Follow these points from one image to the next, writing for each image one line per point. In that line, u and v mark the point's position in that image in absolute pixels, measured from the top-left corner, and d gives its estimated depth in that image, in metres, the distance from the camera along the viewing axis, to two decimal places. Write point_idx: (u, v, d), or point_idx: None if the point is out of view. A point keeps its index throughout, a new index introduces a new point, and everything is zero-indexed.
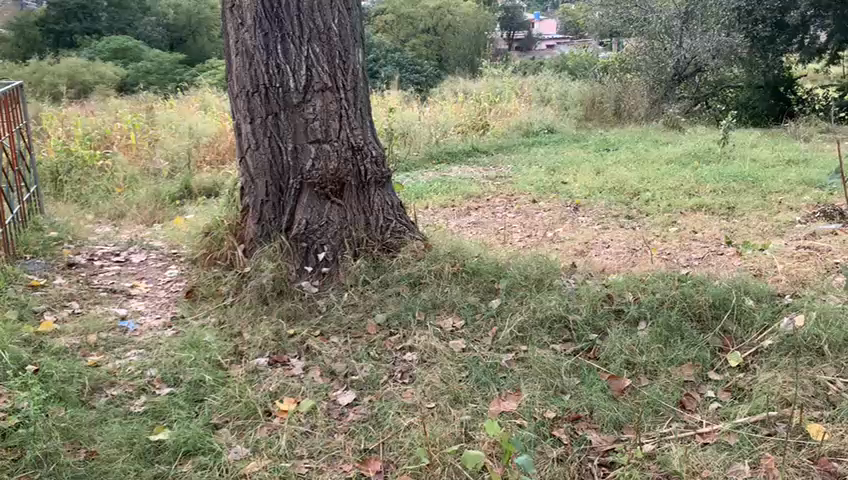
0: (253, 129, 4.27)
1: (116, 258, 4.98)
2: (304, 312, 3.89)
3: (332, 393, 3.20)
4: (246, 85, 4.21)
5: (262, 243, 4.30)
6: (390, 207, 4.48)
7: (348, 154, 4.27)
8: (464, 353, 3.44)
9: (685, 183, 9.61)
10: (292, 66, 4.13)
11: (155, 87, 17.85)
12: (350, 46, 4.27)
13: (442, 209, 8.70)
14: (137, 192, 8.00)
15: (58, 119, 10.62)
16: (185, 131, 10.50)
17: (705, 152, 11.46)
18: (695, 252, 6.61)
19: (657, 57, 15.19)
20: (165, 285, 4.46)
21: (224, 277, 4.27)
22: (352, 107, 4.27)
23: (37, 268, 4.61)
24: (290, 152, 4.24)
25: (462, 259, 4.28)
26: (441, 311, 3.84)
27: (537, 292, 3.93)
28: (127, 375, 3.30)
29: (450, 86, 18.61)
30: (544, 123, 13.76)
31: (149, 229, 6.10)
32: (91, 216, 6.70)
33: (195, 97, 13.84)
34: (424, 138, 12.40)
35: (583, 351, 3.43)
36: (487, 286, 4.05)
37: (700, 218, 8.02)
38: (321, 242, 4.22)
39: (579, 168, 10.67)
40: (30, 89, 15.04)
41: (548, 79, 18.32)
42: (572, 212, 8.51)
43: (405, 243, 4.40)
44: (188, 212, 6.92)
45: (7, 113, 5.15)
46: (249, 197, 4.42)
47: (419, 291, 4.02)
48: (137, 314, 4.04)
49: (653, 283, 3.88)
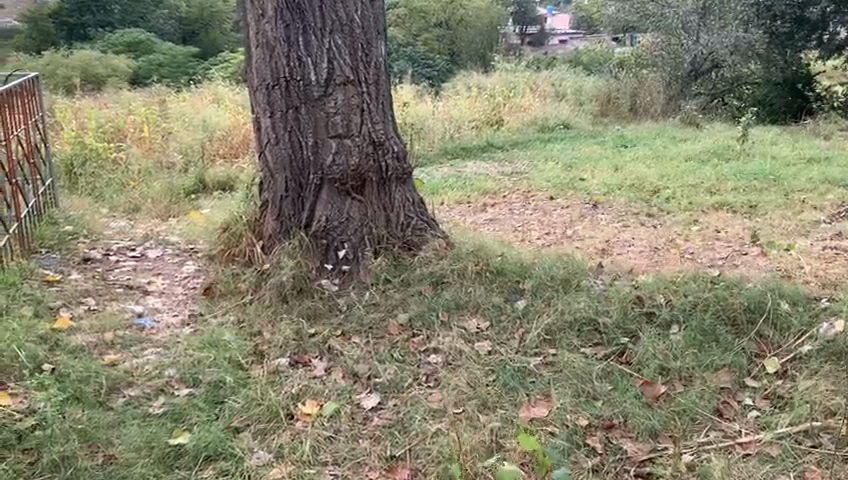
0: (273, 123, 4.17)
1: (132, 254, 4.90)
2: (324, 310, 3.79)
3: (356, 395, 3.10)
4: (267, 78, 4.12)
5: (282, 240, 4.21)
6: (411, 205, 4.37)
7: (370, 149, 4.16)
8: (491, 355, 3.34)
9: (705, 181, 9.45)
10: (314, 58, 4.03)
11: (168, 81, 17.80)
12: (373, 39, 4.17)
13: (458, 206, 8.58)
14: (152, 185, 7.93)
15: (72, 112, 10.55)
16: (199, 124, 10.42)
17: (724, 150, 11.29)
18: (719, 251, 6.48)
19: (674, 53, 15.00)
20: (182, 282, 4.38)
21: (242, 273, 4.18)
22: (374, 102, 4.17)
23: (53, 263, 4.53)
24: (310, 147, 4.13)
25: (486, 258, 4.17)
26: (465, 312, 3.74)
27: (564, 293, 3.82)
28: (145, 375, 3.21)
29: (464, 81, 18.46)
30: (559, 119, 13.63)
31: (164, 224, 6.02)
32: (105, 209, 6.62)
33: (209, 90, 13.79)
34: (439, 133, 12.28)
35: (615, 355, 3.32)
36: (512, 286, 3.94)
37: (723, 217, 7.87)
38: (341, 239, 4.12)
39: (596, 165, 10.52)
40: (44, 82, 15.01)
41: (564, 75, 18.13)
42: (590, 209, 8.37)
43: (427, 241, 4.29)
44: (204, 207, 6.84)
45: (22, 106, 5.07)
46: (268, 193, 4.32)
47: (443, 290, 3.92)
48: (154, 312, 3.96)
49: (685, 285, 3.76)
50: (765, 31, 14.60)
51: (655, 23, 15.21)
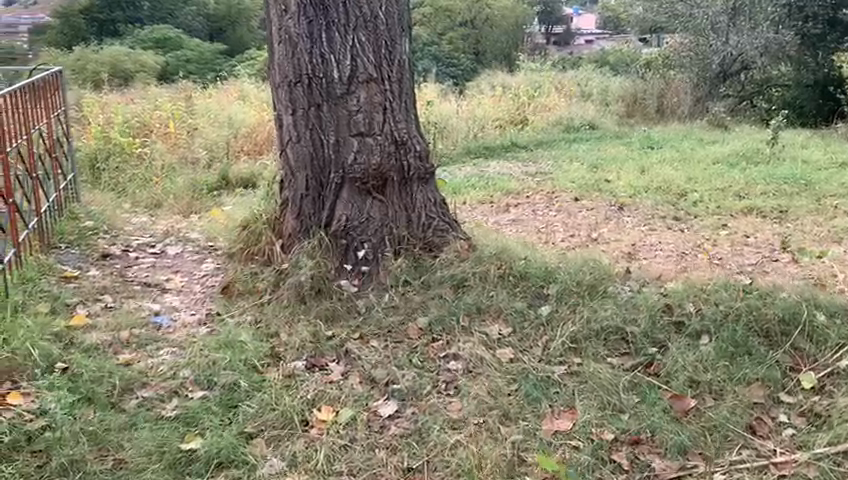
0: (294, 120, 4.09)
1: (152, 251, 4.85)
2: (342, 313, 3.71)
3: (373, 402, 3.01)
4: (288, 74, 4.04)
5: (301, 239, 4.12)
6: (433, 205, 4.27)
7: (392, 148, 4.07)
8: (513, 364, 3.24)
9: (733, 184, 9.26)
10: (337, 55, 3.95)
11: (194, 77, 17.86)
12: (397, 36, 4.08)
13: (481, 206, 8.46)
14: (175, 181, 7.91)
15: (98, 106, 10.58)
16: (224, 121, 10.41)
17: (753, 153, 11.07)
18: (748, 257, 6.32)
19: (702, 54, 14.77)
20: (200, 280, 4.32)
21: (261, 272, 4.10)
22: (397, 100, 4.08)
23: (72, 259, 4.50)
24: (332, 145, 4.05)
25: (509, 261, 4.07)
26: (488, 317, 3.64)
27: (590, 300, 3.71)
28: (159, 376, 3.15)
29: (489, 80, 18.34)
30: (585, 119, 13.46)
31: (185, 220, 5.97)
32: (127, 205, 6.60)
33: (234, 87, 13.81)
34: (462, 132, 12.17)
35: (643, 366, 3.21)
36: (535, 291, 3.83)
37: (752, 222, 7.69)
38: (361, 239, 4.03)
39: (622, 166, 10.36)
40: (72, 76, 15.10)
41: (590, 74, 17.94)
42: (616, 211, 8.22)
43: (448, 242, 4.19)
44: (225, 203, 6.80)
45: (44, 100, 5.04)
46: (289, 191, 4.24)
47: (464, 294, 3.82)
48: (171, 310, 3.90)
49: (716, 294, 3.64)
50: (796, 32, 14.19)
51: (684, 23, 14.89)
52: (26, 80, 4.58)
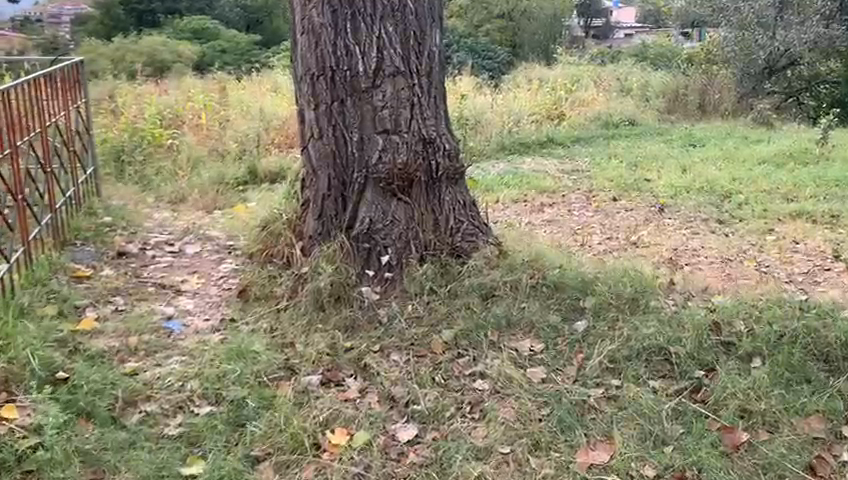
0: (316, 116, 3.86)
1: (170, 249, 4.69)
2: (363, 322, 3.50)
3: (391, 424, 2.79)
4: (311, 67, 3.81)
5: (322, 242, 3.91)
6: (462, 207, 4.02)
7: (419, 147, 3.83)
8: (544, 384, 3.00)
9: (781, 186, 8.84)
10: (362, 47, 3.72)
11: (229, 68, 17.80)
12: (427, 26, 3.83)
13: (514, 205, 8.18)
14: (201, 175, 7.76)
15: (131, 97, 10.50)
16: (255, 113, 10.28)
17: (801, 153, 10.60)
18: (798, 266, 6.01)
19: (747, 48, 14.08)
20: (217, 281, 4.14)
21: (280, 276, 3.89)
22: (425, 95, 3.83)
23: (85, 257, 4.35)
24: (355, 143, 3.81)
25: (543, 269, 3.81)
26: (519, 332, 3.40)
27: (631, 315, 3.45)
28: (164, 387, 2.96)
29: (525, 73, 17.96)
30: (624, 115, 13.07)
31: (208, 217, 5.80)
32: (150, 200, 6.46)
33: (268, 78, 13.69)
34: (497, 127, 11.83)
35: (688, 391, 2.93)
36: (571, 302, 3.56)
37: (801, 226, 7.30)
38: (385, 243, 3.81)
39: (663, 164, 9.99)
40: (108, 66, 15.11)
41: (630, 69, 17.47)
42: (656, 213, 7.87)
43: (478, 248, 3.95)
44: (251, 199, 6.65)
45: (63, 92, 4.91)
46: (310, 191, 4.02)
47: (493, 305, 3.57)
48: (183, 313, 3.72)
49: (768, 314, 3.35)
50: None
51: (728, 16, 14.37)
52: (43, 71, 4.44)
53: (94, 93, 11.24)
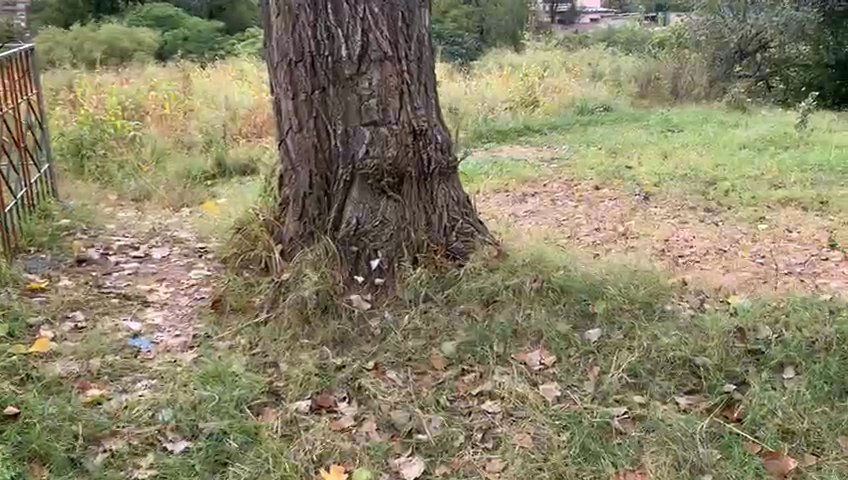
0: (295, 106, 3.49)
1: (135, 253, 4.29)
2: (353, 336, 3.17)
3: (394, 459, 2.50)
4: (288, 52, 3.44)
5: (303, 245, 3.56)
6: (456, 204, 3.70)
7: (410, 140, 3.49)
8: (560, 405, 2.71)
9: (765, 172, 8.68)
10: (345, 30, 3.36)
11: (191, 55, 17.16)
12: (416, 7, 3.48)
13: (496, 195, 7.90)
14: (166, 170, 7.33)
15: (90, 87, 9.96)
16: (222, 102, 9.83)
17: (780, 137, 10.46)
18: (794, 256, 5.83)
19: (719, 33, 14.17)
20: (188, 289, 3.76)
21: (257, 284, 3.53)
22: (416, 82, 3.49)
23: (40, 267, 3.95)
24: (340, 136, 3.46)
25: (546, 270, 3.51)
26: (526, 342, 3.08)
27: (647, 320, 3.16)
28: (131, 420, 2.61)
29: (495, 59, 17.62)
30: (599, 101, 12.90)
31: (175, 216, 5.39)
32: (111, 197, 6.02)
33: (232, 66, 13.20)
34: (473, 115, 11.49)
35: (720, 409, 2.67)
36: (581, 307, 3.24)
37: (793, 214, 7.12)
38: (374, 245, 3.47)
39: (644, 151, 9.79)
40: (63, 55, 14.39)
41: (601, 55, 17.27)
42: (642, 202, 7.63)
43: (475, 248, 3.63)
44: (221, 195, 6.26)
45: (12, 84, 4.46)
46: (289, 189, 3.65)
47: (494, 313, 3.26)
48: (151, 329, 3.36)
49: (794, 317, 3.09)
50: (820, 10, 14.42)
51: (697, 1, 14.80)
52: None
53: (51, 83, 10.65)
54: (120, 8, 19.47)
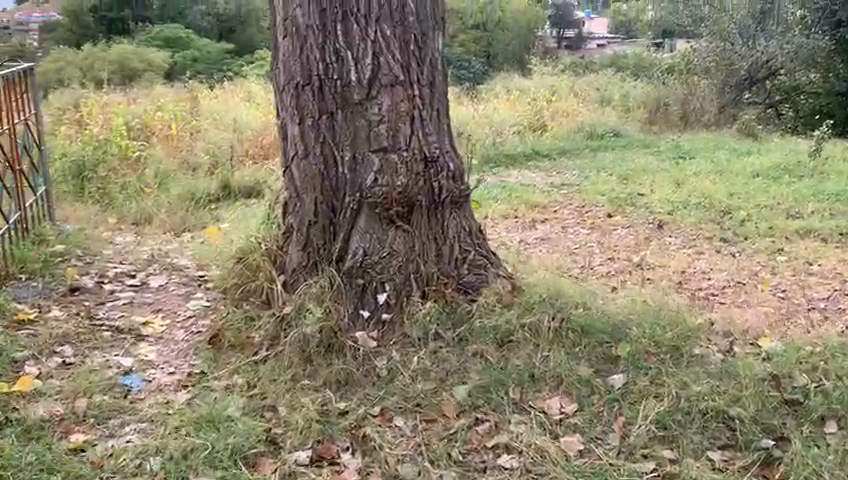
0: (301, 131, 3.31)
1: (131, 281, 4.10)
2: (358, 376, 2.97)
3: None
4: (295, 75, 3.26)
5: (307, 277, 3.36)
6: (468, 235, 3.49)
7: (420, 167, 3.29)
8: (583, 459, 2.52)
9: (782, 201, 8.46)
10: (355, 53, 3.19)
11: (199, 76, 17.12)
12: (429, 30, 3.31)
13: (504, 221, 7.70)
14: (170, 191, 7.17)
15: (96, 107, 9.85)
16: (230, 123, 9.72)
17: (794, 165, 10.27)
18: (817, 290, 5.62)
19: (728, 58, 13.95)
20: (185, 322, 3.57)
21: (257, 318, 3.32)
22: (428, 108, 3.31)
23: (30, 296, 3.76)
24: (347, 163, 3.27)
25: (565, 308, 3.31)
26: (545, 387, 2.89)
27: (675, 366, 2.96)
28: (116, 470, 2.41)
29: (503, 83, 17.56)
30: (608, 126, 12.71)
31: (176, 241, 5.21)
32: (111, 220, 5.86)
33: (240, 87, 13.13)
34: (482, 139, 11.35)
35: (758, 466, 2.47)
36: (603, 350, 3.06)
37: (812, 245, 6.89)
38: (382, 278, 3.27)
39: (655, 178, 9.60)
40: (71, 75, 14.34)
41: (611, 80, 17.20)
42: (655, 230, 7.44)
43: (488, 282, 3.43)
44: (224, 220, 6.09)
45: (8, 105, 4.30)
46: (293, 217, 3.46)
47: (510, 354, 3.06)
48: (143, 366, 3.16)
49: (833, 365, 2.92)
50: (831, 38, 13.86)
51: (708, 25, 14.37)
52: None
53: (57, 103, 10.54)
54: (130, 29, 19.52)
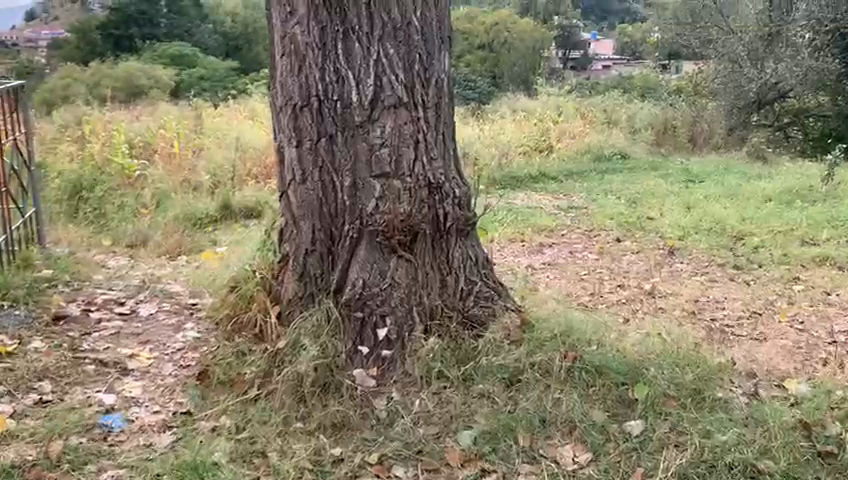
0: (298, 155, 3.12)
1: (120, 309, 3.90)
2: (355, 420, 2.78)
3: None
4: (293, 95, 3.08)
5: (303, 309, 3.16)
6: (475, 265, 3.29)
7: (425, 194, 3.10)
8: None
9: (795, 226, 8.24)
10: (357, 73, 3.01)
11: (204, 93, 17.01)
12: (435, 49, 3.13)
13: (510, 245, 7.49)
14: (168, 212, 7.00)
15: (98, 125, 9.70)
16: (231, 142, 9.56)
17: (806, 190, 10.06)
18: (836, 322, 5.40)
19: (735, 81, 13.73)
20: (174, 355, 3.37)
21: (249, 352, 3.12)
22: (433, 131, 3.12)
23: (12, 325, 3.57)
24: (347, 189, 3.08)
25: (577, 345, 3.10)
26: (556, 433, 2.69)
27: (696, 411, 2.75)
28: None
29: (508, 104, 17.43)
30: (615, 148, 12.48)
31: (171, 265, 5.02)
32: (105, 243, 5.68)
33: (244, 105, 13.01)
34: (488, 160, 11.18)
35: None
36: (618, 393, 2.85)
37: (829, 274, 6.68)
38: (382, 312, 3.07)
39: (664, 201, 9.40)
40: (75, 91, 14.22)
41: (617, 101, 17.05)
42: (666, 256, 7.22)
43: (495, 316, 3.22)
44: (222, 243, 5.91)
45: None
46: (289, 245, 3.26)
47: (518, 396, 2.86)
48: (127, 403, 2.96)
49: None
50: None
51: (717, 48, 14.12)
52: None
53: (59, 120, 10.40)
54: None
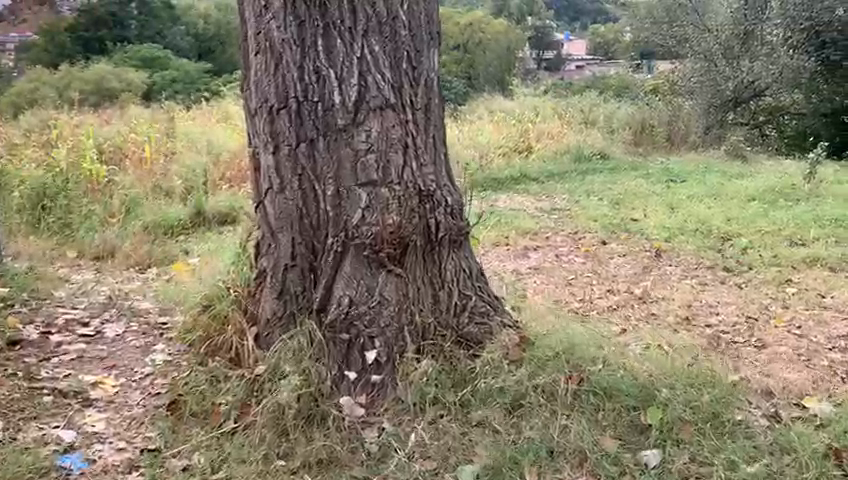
0: (276, 162, 2.85)
1: (84, 330, 3.59)
2: (344, 456, 2.54)
3: None
4: (269, 97, 2.81)
5: (283, 330, 2.89)
6: (469, 278, 3.03)
7: (415, 202, 2.83)
8: None
9: (781, 226, 8.11)
10: (339, 72, 2.75)
11: (175, 95, 16.57)
12: (423, 46, 2.87)
13: (495, 249, 7.25)
14: (138, 220, 6.65)
15: (66, 129, 9.33)
16: (204, 146, 9.23)
17: (789, 188, 9.95)
18: (834, 327, 5.24)
19: (712, 80, 13.72)
20: (141, 381, 3.07)
21: (223, 379, 2.84)
22: (422, 135, 2.86)
23: None
24: (330, 198, 2.81)
25: (582, 363, 2.84)
26: (566, 465, 2.46)
27: (718, 440, 2.54)
28: None
29: (486, 104, 17.20)
30: (595, 148, 12.22)
31: (139, 279, 4.70)
32: (69, 256, 5.35)
33: (216, 108, 12.65)
34: (467, 162, 10.94)
35: None
36: (630, 418, 2.62)
37: (822, 275, 6.54)
38: (371, 332, 2.80)
39: (647, 202, 9.25)
40: (40, 94, 13.73)
41: (594, 100, 16.92)
42: (655, 259, 7.03)
43: (492, 333, 2.97)
44: (193, 253, 5.61)
45: None
46: (267, 260, 2.97)
47: (521, 423, 2.61)
48: (88, 439, 2.68)
49: None
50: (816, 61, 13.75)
51: (692, 47, 14.15)
52: None
53: (23, 125, 9.99)
54: None
